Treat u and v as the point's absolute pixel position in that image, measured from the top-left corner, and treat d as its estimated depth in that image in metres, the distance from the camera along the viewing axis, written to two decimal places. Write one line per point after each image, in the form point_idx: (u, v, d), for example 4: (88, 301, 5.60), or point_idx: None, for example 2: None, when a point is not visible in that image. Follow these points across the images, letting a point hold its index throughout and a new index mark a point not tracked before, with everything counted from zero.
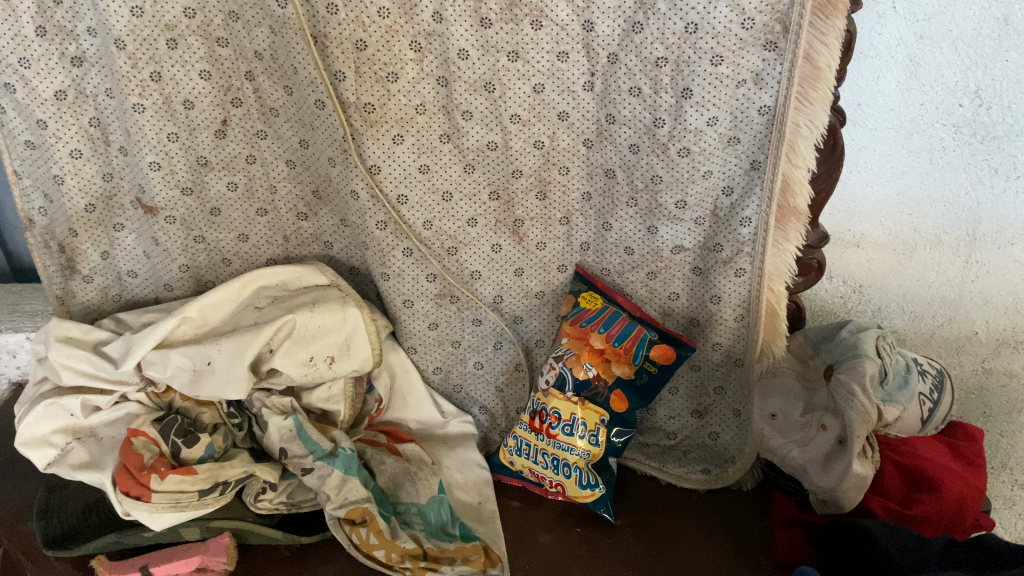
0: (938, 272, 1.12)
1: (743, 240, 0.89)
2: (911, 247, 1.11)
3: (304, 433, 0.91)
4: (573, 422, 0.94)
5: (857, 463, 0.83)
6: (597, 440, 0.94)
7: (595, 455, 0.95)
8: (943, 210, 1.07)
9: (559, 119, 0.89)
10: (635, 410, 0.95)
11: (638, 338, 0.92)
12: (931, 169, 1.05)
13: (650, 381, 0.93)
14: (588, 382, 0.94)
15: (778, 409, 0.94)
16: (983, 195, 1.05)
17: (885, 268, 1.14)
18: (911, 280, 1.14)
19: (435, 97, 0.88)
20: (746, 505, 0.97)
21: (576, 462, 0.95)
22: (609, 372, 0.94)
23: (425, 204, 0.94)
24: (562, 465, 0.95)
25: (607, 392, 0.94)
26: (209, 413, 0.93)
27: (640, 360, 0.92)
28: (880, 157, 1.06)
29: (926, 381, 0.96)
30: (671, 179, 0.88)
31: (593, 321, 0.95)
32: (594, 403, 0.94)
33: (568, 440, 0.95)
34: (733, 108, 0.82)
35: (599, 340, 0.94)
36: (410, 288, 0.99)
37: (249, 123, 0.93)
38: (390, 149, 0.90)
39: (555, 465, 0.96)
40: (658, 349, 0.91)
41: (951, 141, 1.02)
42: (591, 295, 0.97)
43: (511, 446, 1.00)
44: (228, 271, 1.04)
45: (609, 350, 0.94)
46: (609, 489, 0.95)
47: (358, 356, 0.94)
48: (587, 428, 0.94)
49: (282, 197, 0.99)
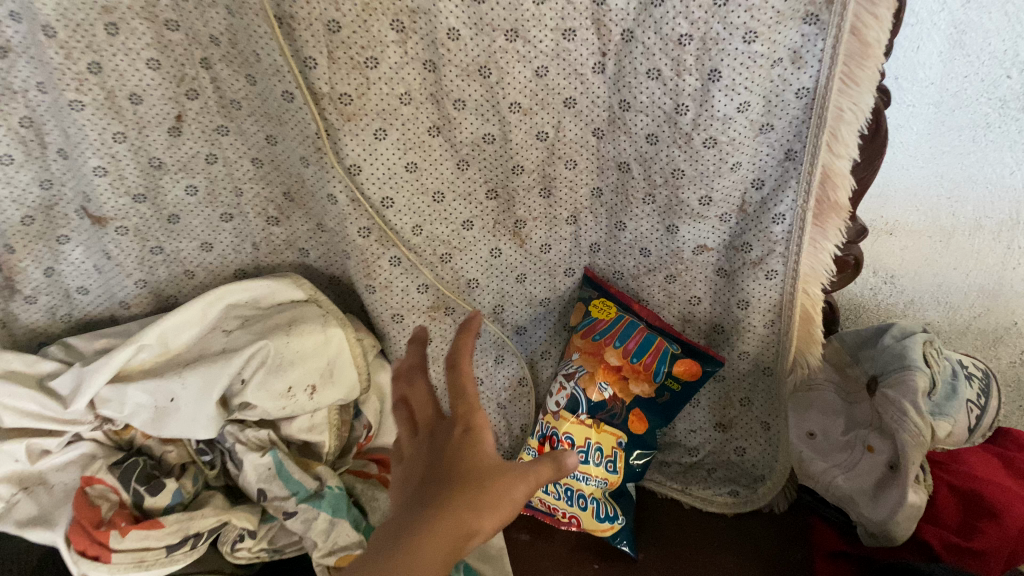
0: (978, 259, 1.11)
1: (776, 239, 0.77)
2: (948, 232, 1.14)
3: (285, 472, 0.80)
4: (587, 448, 0.85)
5: (913, 493, 0.74)
6: (615, 467, 0.85)
7: (614, 483, 0.85)
8: (982, 192, 1.14)
9: (566, 107, 0.78)
10: (655, 430, 0.86)
11: (660, 352, 0.82)
12: (949, 149, 1.18)
13: (674, 399, 0.83)
14: (604, 403, 0.85)
15: (817, 428, 0.84)
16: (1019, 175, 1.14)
17: (920, 257, 1.14)
18: (946, 269, 1.11)
19: (422, 84, 0.75)
20: (779, 531, 0.89)
21: (592, 493, 0.85)
22: (627, 392, 0.84)
23: (414, 207, 0.82)
24: (576, 497, 0.85)
25: (624, 413, 0.85)
26: (175, 450, 0.82)
27: (662, 377, 0.82)
28: (917, 139, 1.19)
29: (973, 386, 0.88)
30: (694, 173, 0.77)
31: (607, 333, 0.85)
32: (610, 426, 0.86)
33: (583, 469, 0.85)
34: (766, 91, 0.70)
35: (615, 356, 0.84)
36: (400, 301, 0.88)
37: (207, 118, 0.81)
38: (372, 145, 0.77)
39: (569, 496, 0.86)
40: (682, 364, 0.81)
41: (997, 117, 1.15)
42: (603, 302, 0.86)
43: None
44: (192, 284, 0.92)
45: (626, 368, 0.84)
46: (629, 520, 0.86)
47: (343, 383, 0.84)
48: (603, 454, 0.85)
49: (248, 200, 0.87)
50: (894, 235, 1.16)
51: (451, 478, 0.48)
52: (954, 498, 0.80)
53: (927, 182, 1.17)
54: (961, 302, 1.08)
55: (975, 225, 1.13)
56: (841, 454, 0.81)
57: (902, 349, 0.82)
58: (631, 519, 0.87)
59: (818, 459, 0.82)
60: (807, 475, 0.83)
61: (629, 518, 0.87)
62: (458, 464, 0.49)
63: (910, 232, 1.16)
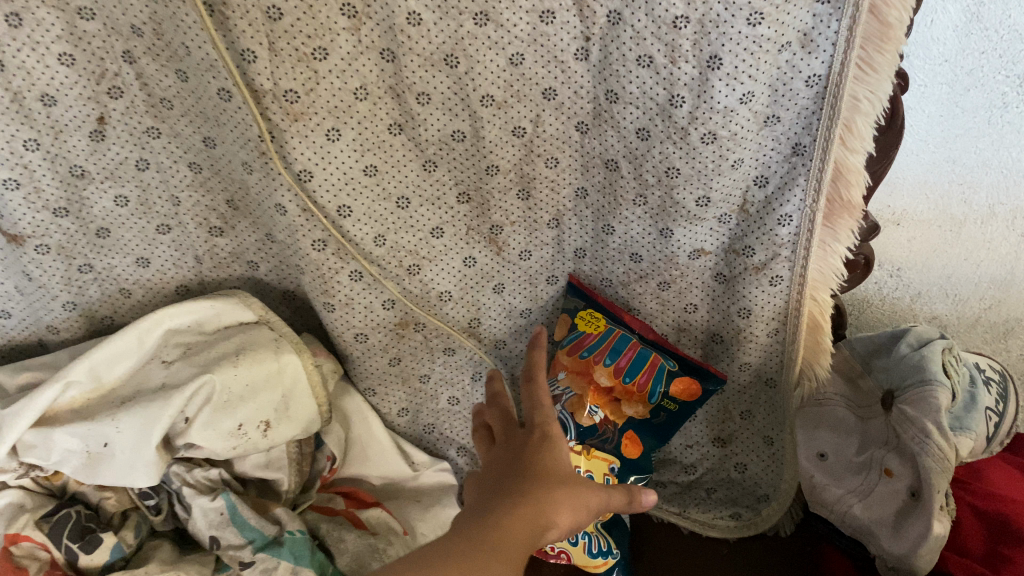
0: (989, 250, 1.07)
1: (782, 242, 0.68)
2: (959, 222, 1.11)
3: (240, 518, 0.72)
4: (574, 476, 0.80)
5: (938, 524, 0.67)
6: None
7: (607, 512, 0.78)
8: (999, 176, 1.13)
9: (545, 99, 0.67)
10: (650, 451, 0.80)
11: (654, 369, 0.76)
12: (965, 132, 1.15)
13: (671, 417, 0.77)
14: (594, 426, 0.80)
15: (827, 448, 0.77)
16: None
17: (929, 246, 1.09)
18: (957, 261, 1.07)
19: (380, 76, 0.65)
20: (788, 560, 0.82)
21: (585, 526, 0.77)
22: (620, 414, 0.79)
23: (375, 215, 0.72)
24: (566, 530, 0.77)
25: (616, 436, 0.80)
26: (115, 496, 0.73)
27: (657, 397, 0.77)
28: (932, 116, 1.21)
29: (990, 391, 0.81)
30: (691, 172, 0.66)
31: (596, 349, 0.80)
32: (601, 450, 0.81)
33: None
34: (773, 79, 0.60)
35: (606, 376, 0.79)
36: (363, 319, 0.78)
37: (134, 119, 0.70)
38: (324, 148, 0.67)
39: None
40: (680, 383, 0.75)
41: (1017, 98, 1.13)
42: (590, 314, 0.80)
43: None
44: (129, 303, 0.82)
45: (619, 388, 0.79)
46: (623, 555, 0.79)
47: (300, 419, 0.76)
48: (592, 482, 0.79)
49: (187, 209, 0.77)
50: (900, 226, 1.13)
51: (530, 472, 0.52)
52: (980, 526, 0.72)
53: (938, 167, 1.14)
54: (971, 295, 1.04)
55: (987, 214, 1.10)
56: (855, 478, 0.74)
57: (921, 360, 0.74)
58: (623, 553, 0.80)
59: (830, 485, 0.75)
60: (817, 500, 0.76)
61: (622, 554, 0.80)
62: (538, 463, 0.53)
63: (918, 223, 1.12)
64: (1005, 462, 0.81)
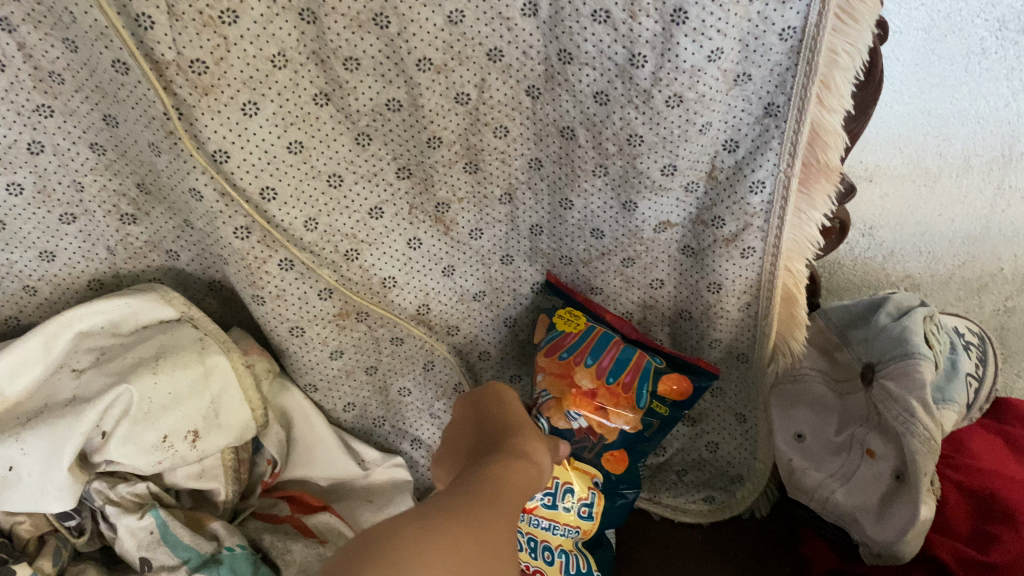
0: (964, 203, 1.04)
1: (754, 212, 0.62)
2: (934, 175, 1.07)
3: (172, 537, 0.65)
4: (556, 490, 0.74)
5: (926, 507, 0.63)
6: (590, 512, 0.75)
7: (587, 532, 0.75)
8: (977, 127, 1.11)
9: (491, 61, 0.59)
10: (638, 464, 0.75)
11: (640, 368, 0.71)
12: (941, 82, 1.16)
13: (661, 426, 0.73)
14: (569, 433, 0.73)
15: (806, 429, 0.73)
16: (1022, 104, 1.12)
17: (902, 202, 1.06)
18: (931, 217, 1.03)
19: (300, 40, 0.57)
20: (764, 543, 0.78)
21: (562, 544, 0.75)
22: (606, 427, 0.73)
23: (303, 197, 0.64)
24: (541, 549, 0.75)
25: (600, 448, 0.74)
26: (30, 520, 0.65)
27: (646, 400, 0.71)
28: (906, 67, 1.19)
29: (970, 356, 0.76)
30: (655, 139, 0.60)
31: (577, 348, 0.73)
32: (582, 463, 0.74)
33: (548, 514, 0.75)
34: (743, 32, 0.53)
35: (588, 378, 0.73)
36: (298, 311, 0.71)
37: (20, 97, 0.60)
38: (241, 124, 0.59)
39: (533, 549, 0.75)
40: (667, 382, 0.71)
41: (993, 44, 1.18)
42: (569, 312, 0.74)
43: None
44: (35, 301, 0.73)
45: (602, 392, 0.73)
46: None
47: (233, 426, 0.69)
48: (577, 497, 0.74)
49: (93, 195, 0.68)
50: (873, 181, 1.09)
51: (506, 436, 0.53)
52: (966, 503, 0.69)
53: (914, 118, 1.13)
54: (945, 252, 1.00)
55: (963, 166, 1.07)
56: (836, 460, 0.71)
57: (902, 331, 0.69)
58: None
59: (812, 470, 0.71)
60: (798, 486, 0.72)
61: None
62: (506, 426, 0.54)
63: (892, 178, 1.08)
64: (986, 431, 0.78)
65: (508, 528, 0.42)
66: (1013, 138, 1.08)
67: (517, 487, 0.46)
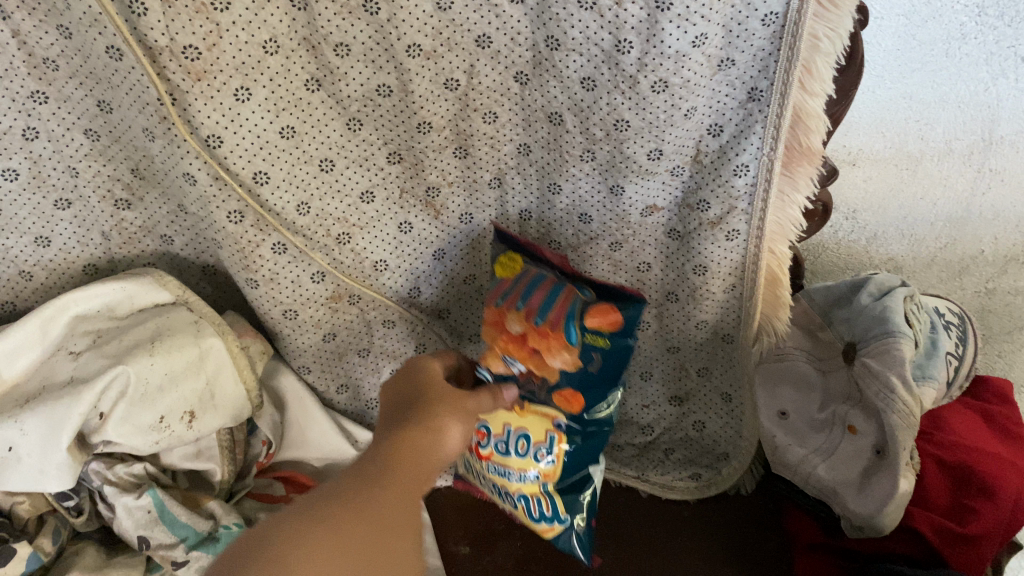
0: (945, 186, 1.06)
1: (738, 194, 0.64)
2: (915, 159, 1.09)
3: (169, 516, 0.66)
4: (508, 436, 0.68)
5: (904, 481, 0.65)
6: (550, 455, 0.67)
7: (548, 475, 0.68)
8: (959, 111, 1.12)
9: (480, 47, 0.60)
10: (596, 400, 0.64)
11: (569, 302, 0.63)
12: (923, 66, 1.17)
13: (607, 359, 0.62)
14: (512, 379, 0.66)
15: (789, 406, 0.75)
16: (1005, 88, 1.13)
17: (884, 185, 1.08)
18: (913, 200, 1.05)
19: (291, 27, 0.58)
20: (750, 519, 0.80)
21: (526, 489, 0.69)
22: (547, 369, 0.64)
23: (296, 181, 0.66)
24: (510, 492, 0.70)
25: (548, 392, 0.65)
26: (29, 501, 0.66)
27: (577, 338, 0.62)
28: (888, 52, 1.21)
29: (949, 335, 0.78)
30: (641, 124, 0.61)
31: (510, 294, 0.67)
32: (537, 405, 0.66)
33: (504, 462, 0.69)
34: (727, 18, 0.54)
35: (518, 322, 0.65)
36: (291, 295, 0.72)
37: (15, 83, 0.61)
38: (234, 110, 0.60)
39: (505, 492, 0.71)
40: (596, 315, 0.61)
41: (974, 28, 1.19)
42: (510, 259, 0.69)
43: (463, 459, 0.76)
44: (30, 286, 0.74)
45: (533, 335, 0.64)
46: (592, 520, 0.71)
47: (227, 406, 0.70)
48: (532, 442, 0.67)
49: (87, 181, 0.69)
50: (856, 165, 1.10)
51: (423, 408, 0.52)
52: (943, 476, 0.71)
53: (897, 103, 1.15)
54: (927, 234, 1.02)
55: (944, 149, 1.09)
56: (818, 436, 0.72)
57: (883, 311, 0.71)
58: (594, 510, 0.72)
59: (796, 446, 0.73)
60: (781, 462, 0.74)
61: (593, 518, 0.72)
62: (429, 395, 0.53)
63: (874, 161, 1.10)
64: (964, 408, 0.79)
65: (401, 511, 0.45)
66: (994, 122, 1.10)
67: (413, 473, 0.47)
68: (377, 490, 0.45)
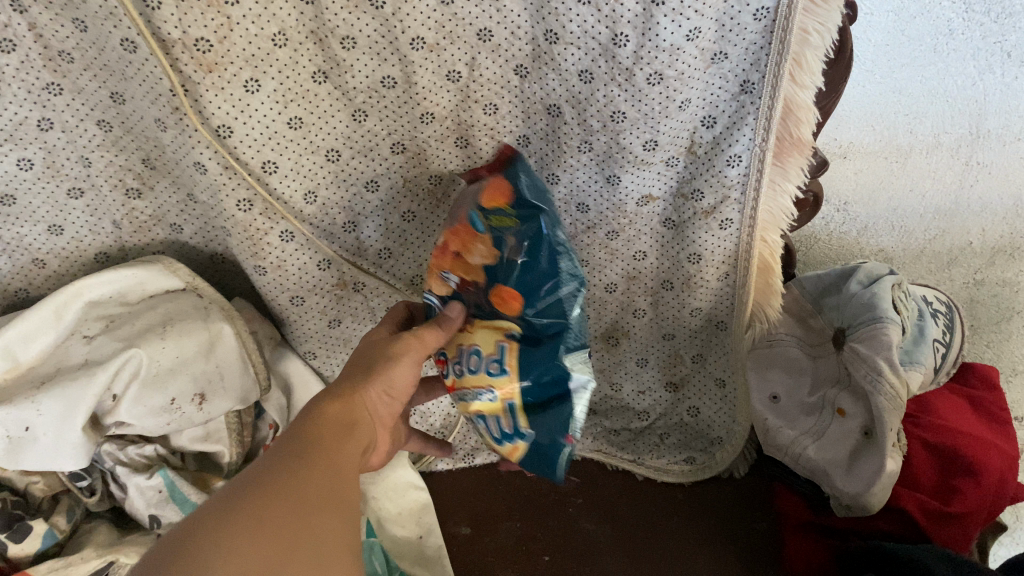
0: (934, 178, 1.09)
1: (730, 183, 0.66)
2: (905, 152, 1.11)
3: (179, 493, 0.69)
4: (460, 356, 0.55)
5: (891, 461, 0.68)
6: (503, 366, 0.53)
7: (507, 393, 0.53)
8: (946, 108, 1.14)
9: (480, 41, 0.62)
10: (537, 285, 0.52)
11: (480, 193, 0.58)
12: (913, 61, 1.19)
13: (522, 235, 0.53)
14: (455, 297, 0.58)
15: (781, 390, 0.77)
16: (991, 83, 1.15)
17: (875, 178, 1.10)
18: (903, 193, 1.08)
19: (299, 20, 0.60)
20: (741, 500, 0.82)
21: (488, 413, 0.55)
22: (472, 269, 0.56)
23: (303, 171, 0.68)
24: (479, 426, 0.57)
25: (482, 295, 0.56)
26: (43, 480, 0.69)
27: (485, 223, 0.56)
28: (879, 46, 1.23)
29: (937, 323, 0.80)
30: (637, 115, 0.63)
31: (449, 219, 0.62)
32: (484, 318, 0.56)
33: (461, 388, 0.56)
34: (720, 12, 0.56)
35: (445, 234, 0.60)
36: (298, 281, 0.75)
37: (31, 75, 0.63)
38: (244, 101, 0.62)
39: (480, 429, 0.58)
40: (495, 188, 0.56)
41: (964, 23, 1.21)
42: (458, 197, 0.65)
43: None
44: (44, 274, 0.76)
45: (454, 238, 0.58)
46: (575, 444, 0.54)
47: (235, 388, 0.72)
48: (483, 355, 0.54)
49: (99, 170, 0.71)
50: (847, 158, 1.13)
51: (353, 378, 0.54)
52: (928, 457, 0.73)
53: (885, 98, 1.16)
54: (916, 226, 1.05)
55: (933, 142, 1.11)
56: (808, 419, 0.75)
57: (871, 298, 0.74)
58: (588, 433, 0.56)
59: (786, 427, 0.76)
60: (772, 443, 0.76)
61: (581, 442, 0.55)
62: (363, 364, 0.55)
63: (865, 154, 1.13)
64: (951, 393, 0.82)
65: (331, 491, 0.45)
66: (981, 116, 1.12)
67: (334, 441, 0.49)
68: (303, 476, 0.45)
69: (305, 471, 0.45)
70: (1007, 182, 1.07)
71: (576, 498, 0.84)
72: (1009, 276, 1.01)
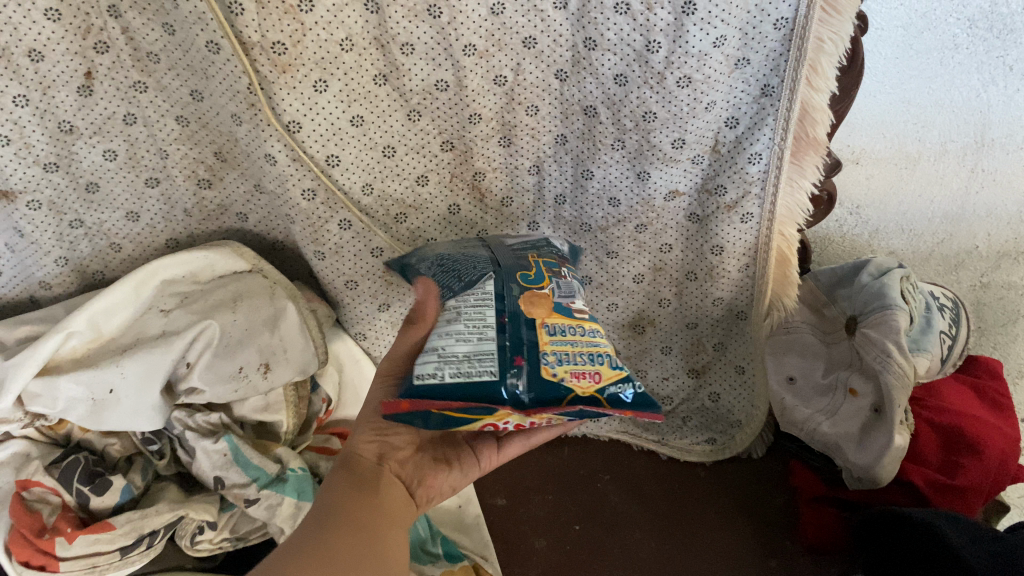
0: (940, 184, 1.16)
1: (752, 179, 0.72)
2: (914, 159, 1.19)
3: (242, 457, 0.75)
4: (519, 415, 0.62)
5: (899, 436, 0.74)
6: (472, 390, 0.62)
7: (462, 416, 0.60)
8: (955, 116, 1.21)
9: (525, 47, 0.68)
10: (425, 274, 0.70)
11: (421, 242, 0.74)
12: (919, 74, 1.26)
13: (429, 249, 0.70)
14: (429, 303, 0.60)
15: (798, 372, 0.84)
16: (994, 95, 1.22)
17: (883, 184, 1.18)
18: (911, 198, 1.16)
19: (364, 27, 0.66)
20: (757, 478, 0.88)
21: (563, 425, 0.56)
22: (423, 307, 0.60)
23: (363, 164, 0.75)
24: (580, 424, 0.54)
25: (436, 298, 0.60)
26: (119, 443, 0.76)
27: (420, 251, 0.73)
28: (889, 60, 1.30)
29: (944, 316, 0.85)
30: (667, 115, 0.69)
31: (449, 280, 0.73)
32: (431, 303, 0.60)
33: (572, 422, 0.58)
34: (744, 22, 0.62)
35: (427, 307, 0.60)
36: (352, 267, 0.83)
37: (120, 74, 0.70)
38: (311, 99, 0.69)
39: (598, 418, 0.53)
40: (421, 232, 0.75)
41: (965, 40, 1.27)
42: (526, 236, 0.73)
43: (575, 354, 0.52)
44: (119, 258, 0.84)
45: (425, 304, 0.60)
46: (446, 372, 0.50)
47: (296, 360, 0.79)
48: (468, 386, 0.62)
49: (175, 161, 0.78)
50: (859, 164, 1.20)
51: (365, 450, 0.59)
52: (935, 435, 0.78)
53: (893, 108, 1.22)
54: (924, 230, 1.12)
55: (941, 151, 1.19)
56: (823, 399, 0.81)
57: (881, 287, 0.80)
58: (506, 351, 0.51)
59: (800, 405, 0.82)
60: (788, 420, 0.83)
61: (469, 366, 0.50)
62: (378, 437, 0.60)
63: (876, 160, 1.21)
64: (958, 381, 0.87)
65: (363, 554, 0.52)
66: (985, 126, 1.20)
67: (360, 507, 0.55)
68: (340, 547, 0.52)
69: (337, 540, 0.52)
70: (1010, 189, 1.14)
71: (603, 476, 0.89)
72: (1016, 280, 1.07)
